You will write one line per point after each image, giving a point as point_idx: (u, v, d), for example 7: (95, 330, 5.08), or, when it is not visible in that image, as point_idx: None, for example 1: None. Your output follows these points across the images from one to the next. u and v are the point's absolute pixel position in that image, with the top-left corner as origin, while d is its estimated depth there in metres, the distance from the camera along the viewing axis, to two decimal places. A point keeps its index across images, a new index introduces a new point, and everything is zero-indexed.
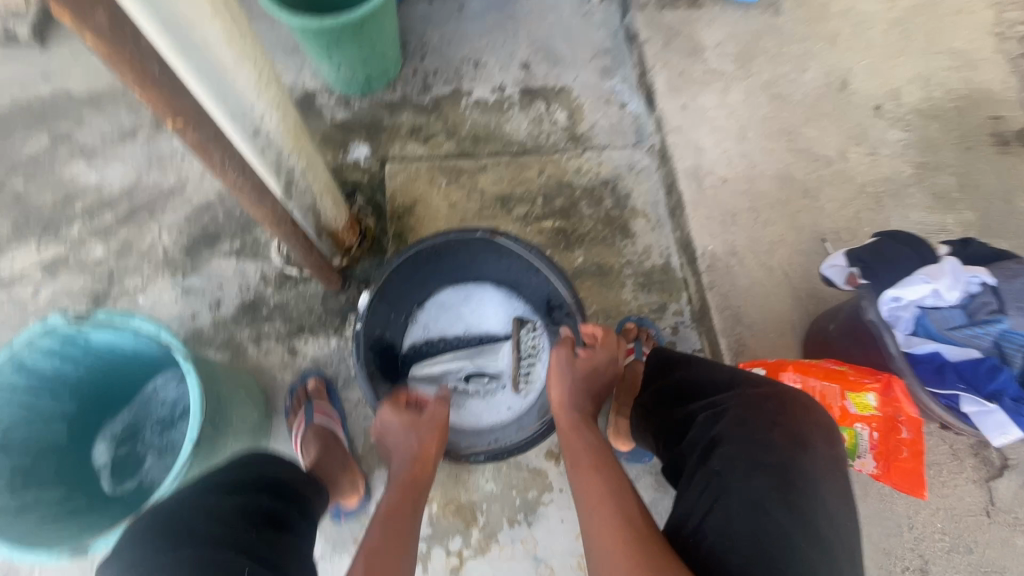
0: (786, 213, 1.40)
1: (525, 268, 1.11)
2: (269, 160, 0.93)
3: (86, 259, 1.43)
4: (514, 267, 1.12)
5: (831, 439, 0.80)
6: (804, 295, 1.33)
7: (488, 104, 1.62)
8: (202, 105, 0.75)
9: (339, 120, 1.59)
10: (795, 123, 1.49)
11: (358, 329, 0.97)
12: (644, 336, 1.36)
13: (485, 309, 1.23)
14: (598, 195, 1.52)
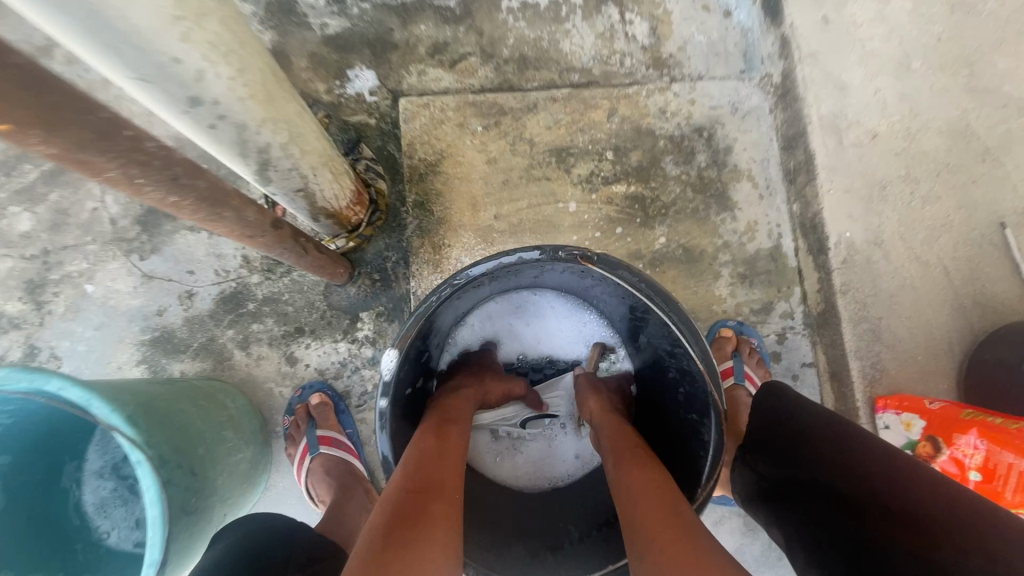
0: (954, 185, 1.02)
1: (613, 290, 0.78)
2: (219, 136, 0.58)
3: (10, 232, 1.08)
4: (596, 286, 0.80)
5: None
6: (969, 303, 0.99)
7: (539, 9, 1.15)
8: (56, 36, 0.41)
9: (331, 32, 1.14)
10: (983, 47, 1.04)
11: (382, 408, 0.65)
12: (746, 349, 1.06)
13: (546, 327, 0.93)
14: (689, 149, 1.12)
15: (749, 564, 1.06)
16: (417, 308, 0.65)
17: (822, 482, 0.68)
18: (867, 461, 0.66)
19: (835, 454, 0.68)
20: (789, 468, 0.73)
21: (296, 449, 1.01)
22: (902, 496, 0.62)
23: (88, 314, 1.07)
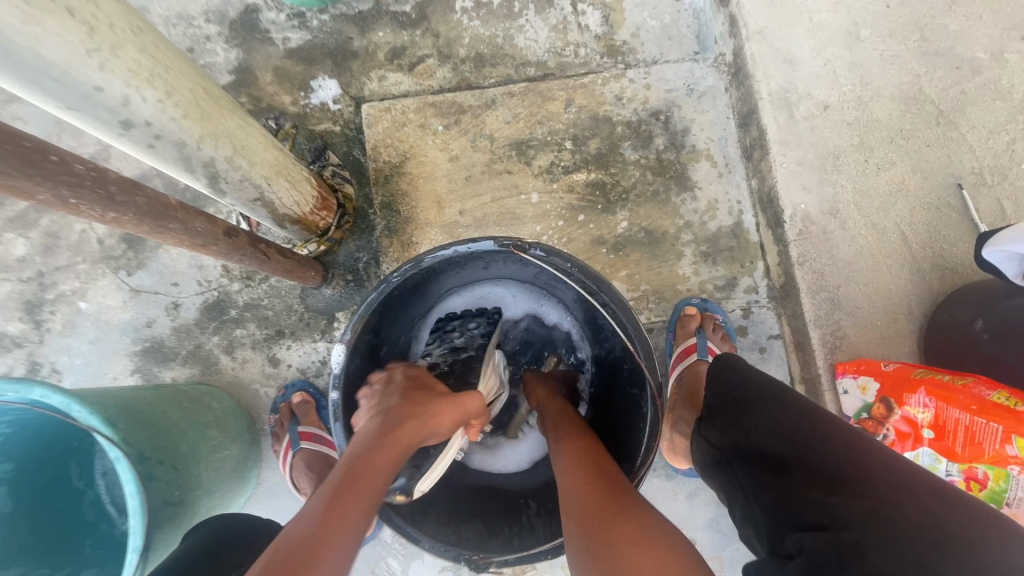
0: (909, 150, 1.02)
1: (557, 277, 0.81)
2: (163, 154, 0.62)
3: (7, 258, 1.15)
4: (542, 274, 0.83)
5: None
6: (927, 266, 0.99)
7: (492, 8, 1.18)
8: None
9: (293, 46, 1.18)
10: (933, 10, 1.04)
11: (332, 400, 0.70)
12: (711, 325, 1.06)
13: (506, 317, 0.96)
14: (646, 133, 1.14)
15: (726, 535, 1.08)
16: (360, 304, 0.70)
17: (759, 446, 0.66)
18: (800, 421, 0.64)
19: (774, 420, 0.66)
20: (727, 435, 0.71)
21: (281, 445, 1.06)
22: (828, 456, 0.60)
23: (83, 330, 1.14)
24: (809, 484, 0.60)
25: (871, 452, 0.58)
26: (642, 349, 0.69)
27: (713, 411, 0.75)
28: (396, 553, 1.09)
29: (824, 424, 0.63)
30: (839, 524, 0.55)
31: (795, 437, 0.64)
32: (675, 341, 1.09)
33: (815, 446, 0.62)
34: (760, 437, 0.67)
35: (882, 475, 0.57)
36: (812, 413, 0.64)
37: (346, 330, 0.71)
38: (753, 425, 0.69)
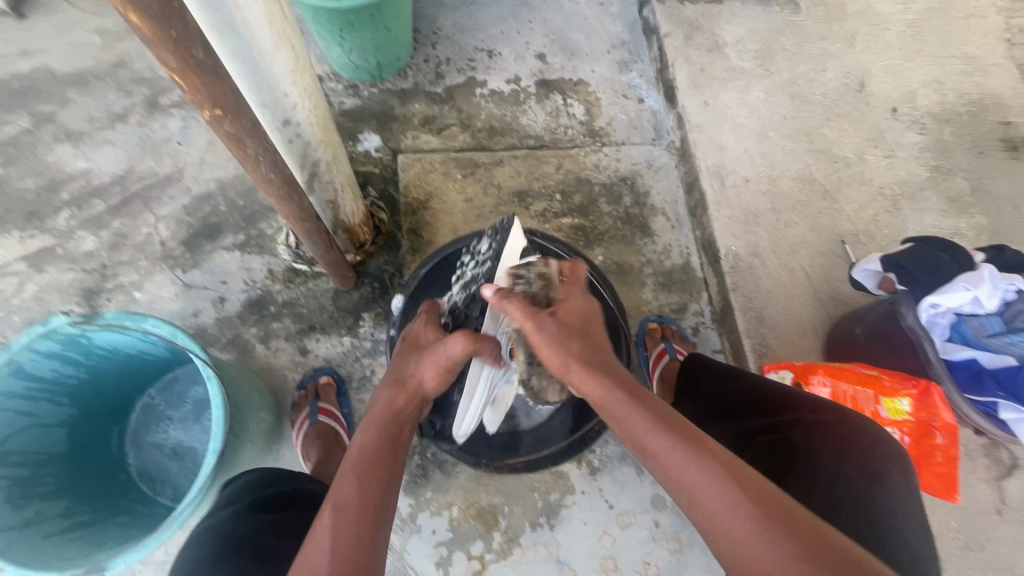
0: (806, 214, 1.40)
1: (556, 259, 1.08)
2: (294, 151, 0.88)
3: (76, 251, 1.33)
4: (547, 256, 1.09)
5: (905, 474, 0.74)
6: (825, 296, 1.33)
7: (504, 96, 1.57)
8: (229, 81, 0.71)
9: (347, 108, 1.51)
10: (814, 123, 1.49)
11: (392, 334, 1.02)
12: (670, 334, 1.34)
13: None
14: (617, 193, 1.49)
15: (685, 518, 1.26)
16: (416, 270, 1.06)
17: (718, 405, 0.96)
18: (742, 385, 0.94)
19: (728, 385, 0.96)
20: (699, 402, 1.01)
21: (300, 417, 1.20)
22: (762, 398, 0.90)
23: None
24: (757, 418, 0.90)
25: (786, 391, 0.88)
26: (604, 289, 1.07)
27: (687, 389, 1.05)
28: (397, 528, 1.21)
29: (760, 383, 0.92)
30: (782, 431, 0.84)
31: (745, 392, 0.93)
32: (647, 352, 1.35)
33: (759, 396, 0.91)
34: (722, 398, 0.96)
35: (798, 400, 0.86)
36: (750, 377, 0.94)
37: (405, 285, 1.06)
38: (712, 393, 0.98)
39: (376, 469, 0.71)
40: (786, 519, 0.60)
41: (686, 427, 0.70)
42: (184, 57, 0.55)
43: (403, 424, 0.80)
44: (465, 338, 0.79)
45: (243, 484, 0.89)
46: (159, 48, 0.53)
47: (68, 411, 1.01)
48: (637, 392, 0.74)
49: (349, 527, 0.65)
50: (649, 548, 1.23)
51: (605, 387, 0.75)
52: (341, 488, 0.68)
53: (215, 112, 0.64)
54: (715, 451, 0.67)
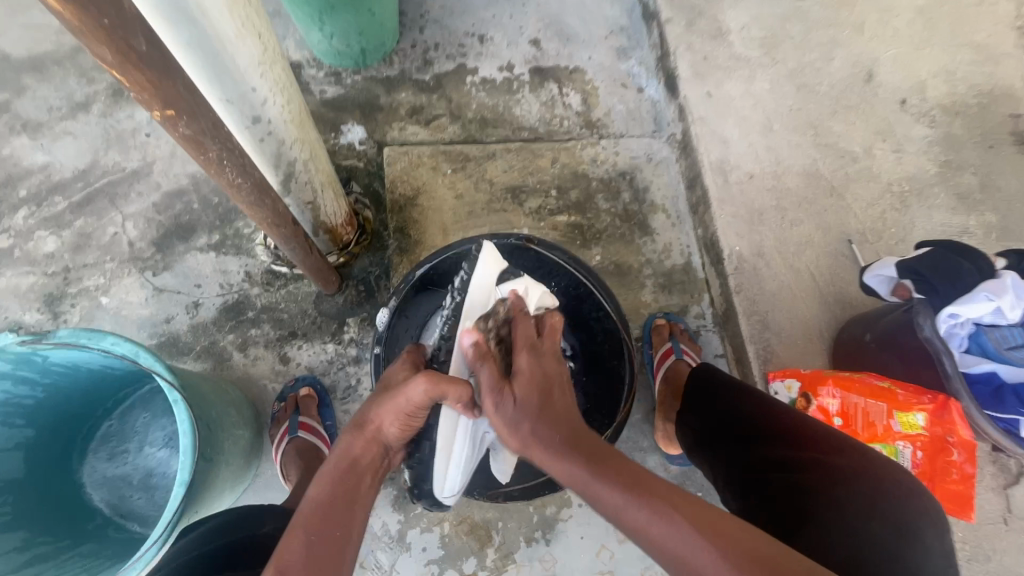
0: (812, 212, 1.34)
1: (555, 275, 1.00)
2: (266, 151, 0.79)
3: (36, 253, 1.24)
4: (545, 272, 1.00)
5: (938, 528, 0.72)
6: (831, 299, 1.28)
7: (496, 84, 1.48)
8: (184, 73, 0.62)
9: (328, 97, 1.42)
10: (821, 115, 1.42)
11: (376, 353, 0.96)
12: (678, 332, 1.29)
13: None
14: (615, 188, 1.42)
15: None
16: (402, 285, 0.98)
17: (729, 423, 0.91)
18: (758, 408, 0.89)
19: (745, 407, 0.90)
20: (707, 418, 0.95)
21: (279, 429, 1.14)
22: (781, 424, 0.86)
23: (101, 323, 1.22)
24: (774, 446, 0.84)
25: (808, 423, 0.84)
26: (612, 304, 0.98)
27: (696, 405, 0.99)
28: (386, 545, 1.16)
29: (781, 411, 0.87)
30: (802, 469, 0.78)
31: (761, 417, 0.88)
32: (653, 351, 1.30)
33: (776, 421, 0.86)
34: (737, 420, 0.90)
35: (823, 435, 0.82)
36: (771, 402, 0.89)
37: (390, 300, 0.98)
38: (729, 408, 0.93)
39: (326, 530, 0.68)
40: (741, 551, 0.56)
41: (613, 460, 0.67)
42: (124, 49, 0.47)
43: (365, 472, 0.76)
44: (427, 381, 0.73)
45: (208, 527, 0.83)
46: (92, 40, 0.45)
47: (24, 432, 0.93)
48: (569, 436, 0.69)
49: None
50: (648, 562, 1.19)
51: (564, 463, 0.67)
52: (288, 549, 0.65)
53: (168, 113, 0.56)
54: (623, 468, 0.66)
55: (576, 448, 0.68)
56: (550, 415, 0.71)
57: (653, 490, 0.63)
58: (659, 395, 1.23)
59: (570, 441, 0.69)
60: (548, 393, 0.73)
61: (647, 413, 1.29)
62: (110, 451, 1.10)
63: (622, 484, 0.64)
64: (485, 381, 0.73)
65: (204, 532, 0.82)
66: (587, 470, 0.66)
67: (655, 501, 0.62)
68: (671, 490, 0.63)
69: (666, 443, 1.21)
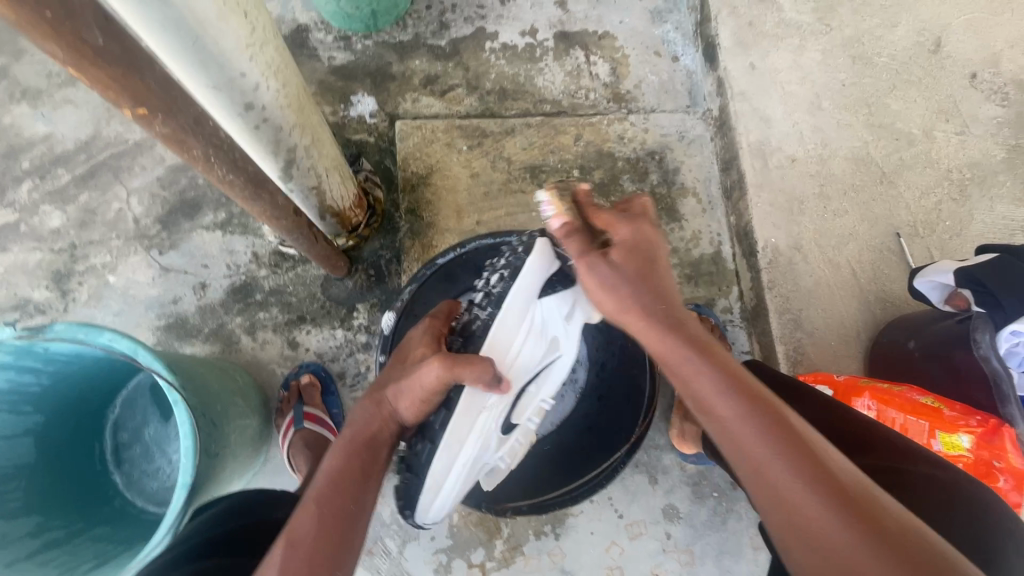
0: (858, 202, 1.22)
1: None
2: (263, 139, 0.72)
3: (43, 228, 1.22)
4: None
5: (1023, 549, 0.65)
6: (872, 297, 1.18)
7: (518, 51, 1.36)
8: (157, 56, 0.54)
9: (337, 64, 1.33)
10: (878, 91, 1.27)
11: (383, 358, 0.97)
12: (708, 327, 1.21)
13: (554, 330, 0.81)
14: (643, 169, 1.31)
15: (699, 530, 1.18)
16: (409, 285, 0.99)
17: None
18: (818, 413, 0.83)
19: (801, 411, 0.84)
20: None
21: (284, 420, 1.13)
22: (845, 434, 0.79)
23: (109, 302, 1.19)
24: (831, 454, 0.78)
25: (879, 431, 0.77)
26: None
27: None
28: (394, 532, 1.15)
29: (850, 416, 0.80)
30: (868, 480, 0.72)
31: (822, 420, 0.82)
32: None
33: (831, 429, 0.80)
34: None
35: (897, 442, 0.75)
36: (840, 406, 0.82)
37: (397, 302, 1.00)
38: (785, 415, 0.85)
39: (332, 505, 0.67)
40: (824, 466, 0.53)
41: (742, 376, 0.62)
42: (75, 44, 0.43)
43: (375, 448, 0.73)
44: (441, 363, 0.69)
45: (212, 514, 0.81)
46: (37, 35, 0.41)
47: (35, 418, 0.91)
48: (696, 347, 0.63)
49: (301, 565, 0.61)
50: (658, 559, 1.16)
51: (665, 338, 0.64)
52: (296, 521, 0.65)
53: (140, 112, 0.53)
54: (729, 365, 0.63)
55: (687, 334, 0.64)
56: (647, 290, 0.65)
57: (775, 411, 0.59)
58: (680, 392, 1.16)
59: (691, 344, 0.64)
60: (659, 290, 0.66)
61: (665, 410, 1.23)
62: (132, 445, 1.11)
63: (748, 399, 0.59)
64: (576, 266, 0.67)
65: (207, 519, 0.79)
66: (699, 360, 0.62)
67: (772, 417, 0.58)
68: (799, 420, 0.59)
69: (679, 441, 1.14)
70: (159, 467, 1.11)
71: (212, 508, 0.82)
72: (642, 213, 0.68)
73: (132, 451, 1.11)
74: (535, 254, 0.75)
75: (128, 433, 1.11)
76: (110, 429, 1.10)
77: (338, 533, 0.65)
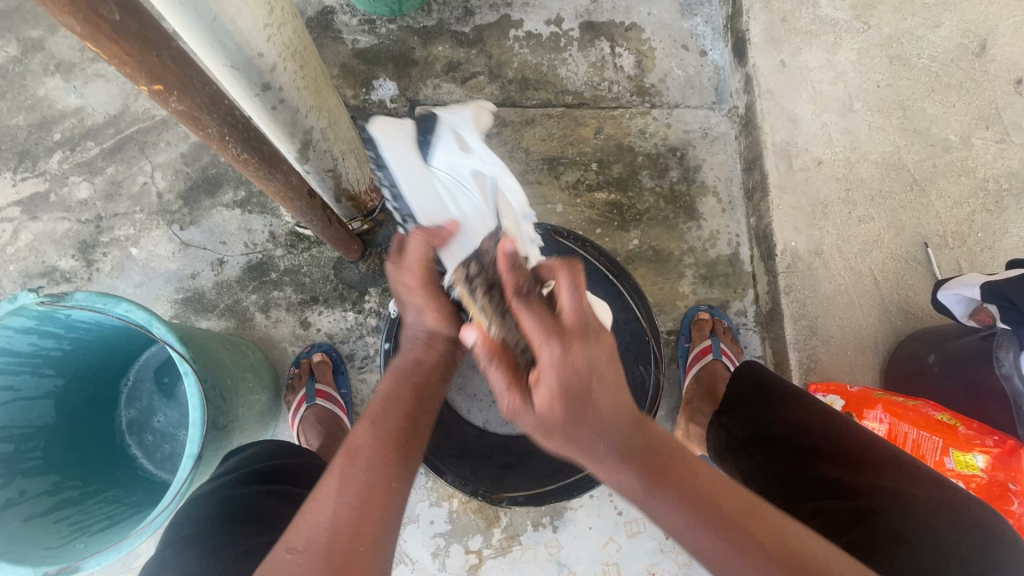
0: (885, 208, 1.18)
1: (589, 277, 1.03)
2: (280, 120, 0.73)
3: (71, 199, 1.26)
4: None
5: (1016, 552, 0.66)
6: (893, 308, 1.15)
7: (542, 40, 1.34)
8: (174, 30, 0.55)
9: (362, 47, 1.33)
10: (915, 94, 1.22)
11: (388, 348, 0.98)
12: (721, 329, 1.19)
13: (443, 160, 0.77)
14: (662, 165, 1.28)
15: None
16: None
17: (781, 437, 0.82)
18: (814, 415, 0.81)
19: (796, 414, 0.82)
20: (754, 426, 0.85)
21: (295, 397, 1.15)
22: (848, 443, 0.77)
23: (131, 274, 1.23)
24: (832, 467, 0.76)
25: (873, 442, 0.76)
26: (643, 306, 1.01)
27: (733, 403, 0.90)
28: None
29: (840, 419, 0.79)
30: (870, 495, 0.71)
31: (813, 425, 0.80)
32: (690, 345, 1.20)
33: (828, 436, 0.78)
34: (778, 424, 0.83)
35: (882, 452, 0.75)
36: (833, 413, 0.80)
37: None
38: (777, 418, 0.83)
39: (392, 421, 0.62)
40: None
41: (676, 467, 0.55)
42: (92, 19, 0.44)
43: (433, 374, 0.68)
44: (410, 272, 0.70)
45: (246, 455, 0.86)
46: (56, 8, 0.42)
47: (55, 381, 0.94)
48: (632, 443, 0.55)
49: (363, 477, 0.56)
50: (655, 559, 1.16)
51: (614, 471, 0.55)
52: (355, 436, 0.60)
53: (156, 87, 0.54)
54: (687, 480, 0.54)
55: (635, 459, 0.54)
56: (585, 422, 0.54)
57: (724, 504, 0.53)
58: (688, 394, 1.15)
59: (626, 452, 0.55)
60: (582, 411, 0.54)
61: (671, 410, 1.22)
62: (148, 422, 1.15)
63: (692, 504, 0.53)
64: (496, 384, 0.59)
65: (245, 458, 0.85)
66: (644, 485, 0.54)
67: (727, 524, 0.52)
68: (738, 503, 0.54)
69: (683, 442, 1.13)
70: (173, 449, 1.14)
71: (244, 451, 0.87)
72: (572, 293, 0.55)
73: (147, 437, 1.14)
74: (388, 144, 0.76)
75: (140, 412, 1.14)
76: (124, 401, 1.13)
77: (397, 472, 0.59)
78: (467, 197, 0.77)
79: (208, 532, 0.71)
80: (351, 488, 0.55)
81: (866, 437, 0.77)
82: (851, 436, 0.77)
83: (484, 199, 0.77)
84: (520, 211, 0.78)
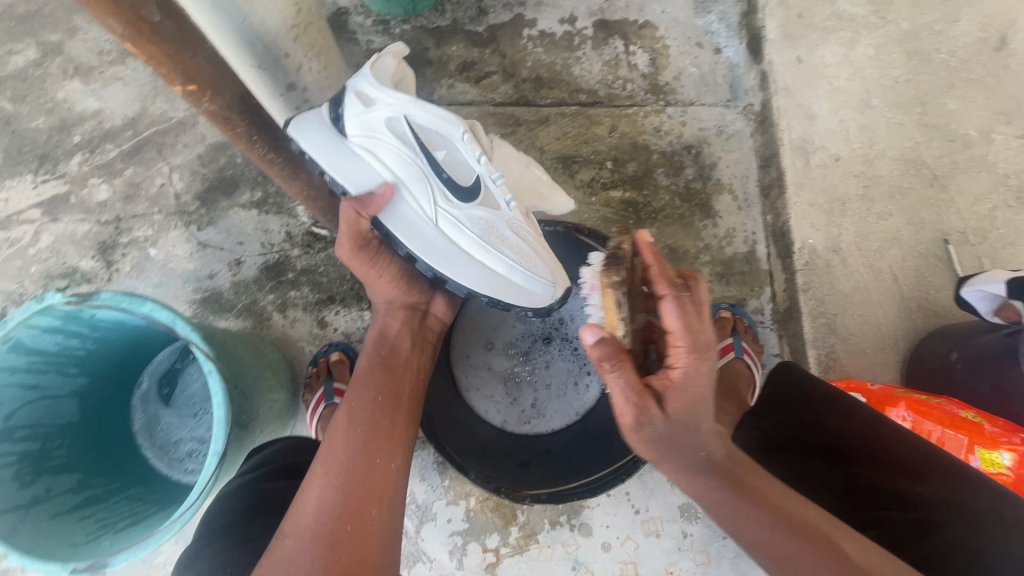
0: (904, 205, 1.17)
1: None
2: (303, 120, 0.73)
3: (90, 201, 1.27)
4: None
5: None
6: (913, 305, 1.14)
7: (555, 39, 1.34)
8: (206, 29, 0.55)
9: (376, 48, 1.33)
10: (933, 90, 1.21)
11: None
12: (741, 327, 1.17)
13: (362, 117, 0.73)
14: (678, 163, 1.28)
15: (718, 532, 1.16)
16: None
17: (822, 444, 0.82)
18: (853, 421, 0.81)
19: (836, 421, 0.82)
20: (790, 429, 0.85)
21: (313, 395, 1.15)
22: (897, 455, 0.78)
23: (150, 274, 1.24)
24: (881, 476, 0.77)
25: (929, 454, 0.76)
26: None
27: (767, 407, 0.90)
28: (412, 512, 1.17)
29: (884, 427, 0.80)
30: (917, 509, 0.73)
31: (855, 434, 0.80)
32: None
33: (876, 446, 0.79)
34: (820, 432, 0.83)
35: (930, 462, 0.76)
36: (880, 420, 0.81)
37: None
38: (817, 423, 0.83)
39: (364, 402, 0.77)
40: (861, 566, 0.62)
41: (751, 476, 0.71)
42: (133, 20, 0.45)
43: (403, 346, 0.86)
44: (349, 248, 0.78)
45: (267, 453, 0.87)
46: (99, 10, 0.42)
47: (78, 381, 0.95)
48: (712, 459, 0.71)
49: (338, 457, 0.71)
50: (673, 558, 1.15)
51: (698, 478, 0.71)
52: (335, 421, 0.76)
53: (190, 88, 0.54)
54: (764, 493, 0.69)
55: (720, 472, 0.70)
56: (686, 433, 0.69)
57: (803, 524, 0.66)
58: None
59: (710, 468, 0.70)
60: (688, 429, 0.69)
61: None
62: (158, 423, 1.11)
63: (771, 513, 0.67)
64: (621, 379, 0.66)
65: (266, 456, 0.86)
66: (726, 490, 0.69)
67: (801, 530, 0.66)
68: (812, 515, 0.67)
69: None
70: (188, 449, 1.10)
71: (267, 449, 0.88)
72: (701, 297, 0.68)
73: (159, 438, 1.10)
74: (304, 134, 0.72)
75: (149, 414, 1.10)
76: (136, 404, 1.10)
77: (368, 445, 0.73)
78: (399, 139, 0.74)
79: (231, 528, 0.72)
80: (331, 470, 0.70)
81: (919, 448, 0.77)
82: (899, 447, 0.78)
83: (406, 136, 0.74)
84: (449, 133, 0.76)
